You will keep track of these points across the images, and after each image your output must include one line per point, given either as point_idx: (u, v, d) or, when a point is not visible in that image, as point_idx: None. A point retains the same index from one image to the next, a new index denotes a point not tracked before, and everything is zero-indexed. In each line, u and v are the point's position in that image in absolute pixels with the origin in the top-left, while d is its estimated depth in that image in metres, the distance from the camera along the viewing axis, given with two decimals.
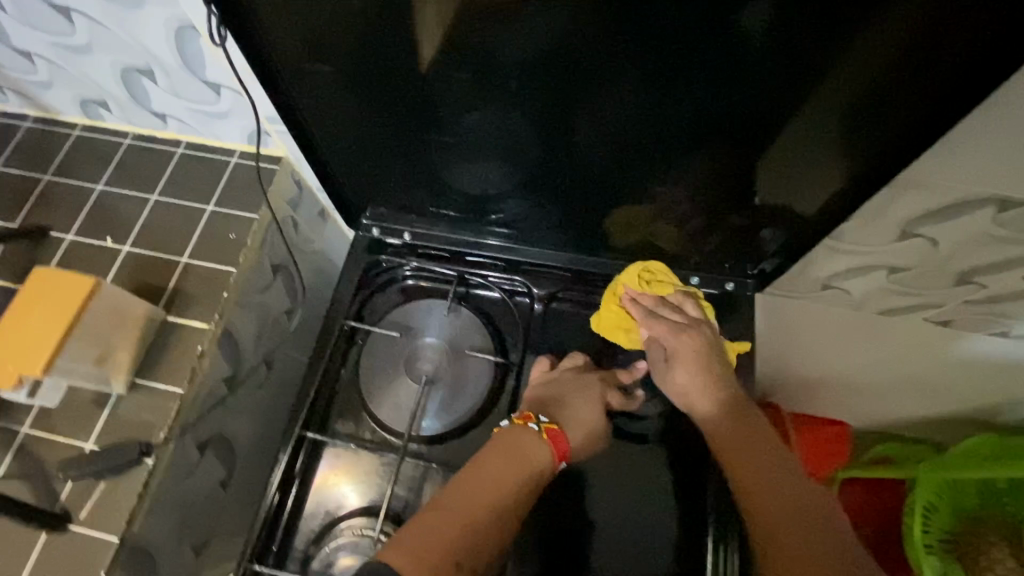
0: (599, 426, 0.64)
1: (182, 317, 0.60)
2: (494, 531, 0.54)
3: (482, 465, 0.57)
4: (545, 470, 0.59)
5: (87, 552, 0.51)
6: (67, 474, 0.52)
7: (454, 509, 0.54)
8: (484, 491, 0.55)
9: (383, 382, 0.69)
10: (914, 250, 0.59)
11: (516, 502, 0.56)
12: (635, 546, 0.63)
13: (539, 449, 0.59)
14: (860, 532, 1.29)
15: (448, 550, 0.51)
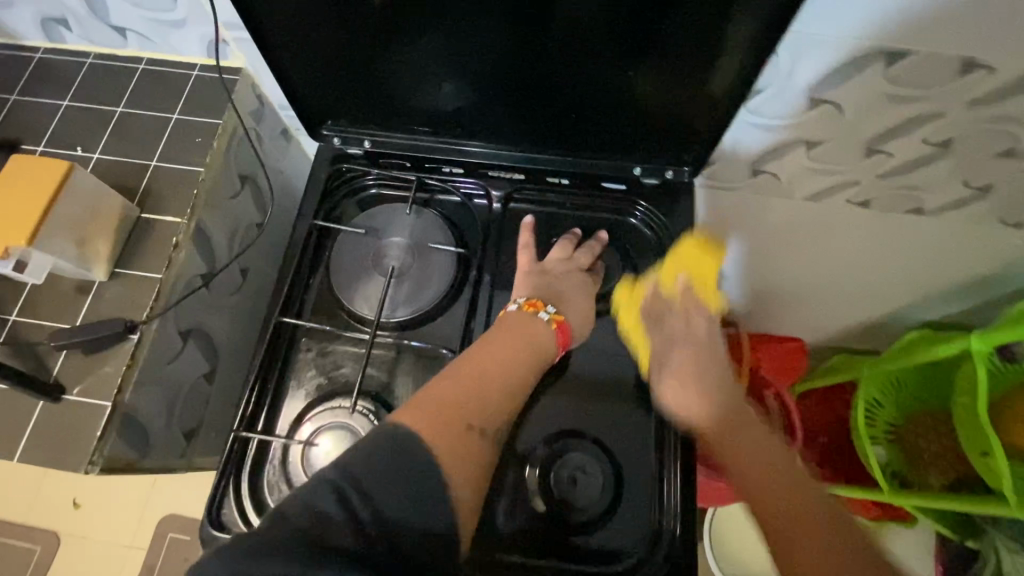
0: (589, 308, 0.70)
1: (155, 214, 0.64)
2: (503, 395, 0.59)
3: (495, 340, 0.63)
4: (549, 348, 0.65)
5: (84, 414, 0.55)
6: (59, 346, 0.56)
7: (469, 373, 0.59)
8: (497, 362, 0.61)
9: (353, 278, 0.73)
10: (822, 118, 0.66)
11: (525, 372, 0.62)
12: (594, 406, 0.69)
13: (546, 333, 0.65)
14: (816, 440, 1.41)
15: (459, 404, 0.55)
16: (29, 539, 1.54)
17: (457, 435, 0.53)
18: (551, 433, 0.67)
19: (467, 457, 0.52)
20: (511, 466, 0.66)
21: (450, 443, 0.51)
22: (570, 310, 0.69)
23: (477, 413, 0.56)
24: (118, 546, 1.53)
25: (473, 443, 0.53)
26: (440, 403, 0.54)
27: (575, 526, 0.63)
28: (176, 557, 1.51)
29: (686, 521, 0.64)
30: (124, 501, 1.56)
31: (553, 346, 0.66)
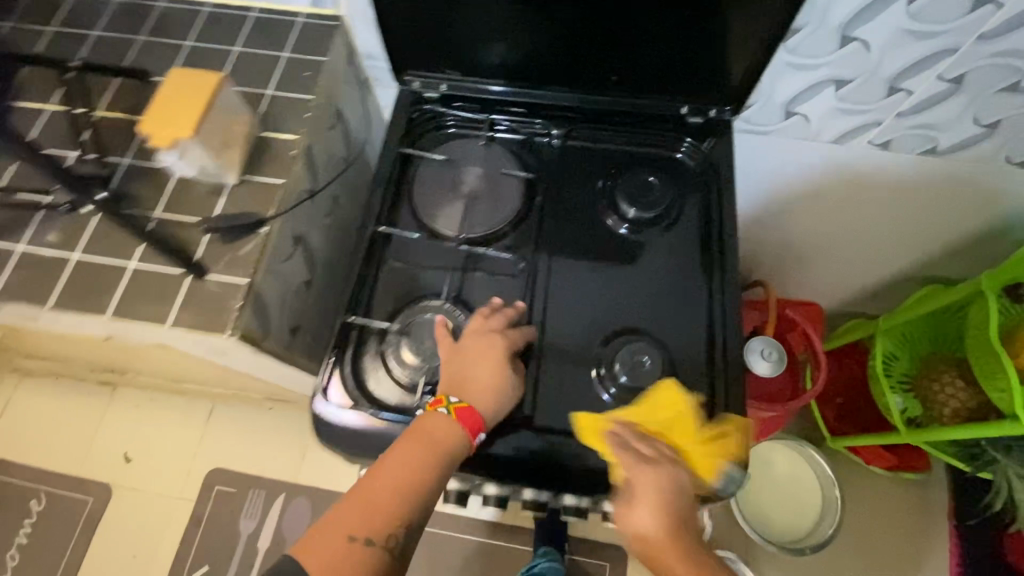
0: (502, 379, 0.70)
1: (274, 132, 0.74)
2: (397, 506, 0.63)
3: (396, 447, 0.65)
4: (452, 439, 0.66)
5: (227, 289, 0.65)
6: (207, 227, 0.66)
7: (361, 489, 0.64)
8: (394, 473, 0.64)
9: (436, 201, 0.82)
10: (851, 57, 0.76)
11: (420, 475, 0.64)
12: (652, 309, 0.78)
13: (448, 429, 0.66)
14: (833, 402, 1.49)
15: (346, 524, 0.62)
16: (83, 490, 1.62)
17: (343, 556, 0.60)
18: (611, 331, 0.77)
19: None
20: (579, 359, 0.75)
21: (336, 567, 0.60)
22: (476, 389, 0.68)
23: (367, 527, 0.62)
24: (167, 498, 1.61)
25: (356, 558, 0.60)
26: (329, 531, 0.61)
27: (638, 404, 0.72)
28: (222, 508, 1.59)
29: (734, 399, 0.72)
30: (173, 456, 1.65)
31: (456, 440, 0.66)
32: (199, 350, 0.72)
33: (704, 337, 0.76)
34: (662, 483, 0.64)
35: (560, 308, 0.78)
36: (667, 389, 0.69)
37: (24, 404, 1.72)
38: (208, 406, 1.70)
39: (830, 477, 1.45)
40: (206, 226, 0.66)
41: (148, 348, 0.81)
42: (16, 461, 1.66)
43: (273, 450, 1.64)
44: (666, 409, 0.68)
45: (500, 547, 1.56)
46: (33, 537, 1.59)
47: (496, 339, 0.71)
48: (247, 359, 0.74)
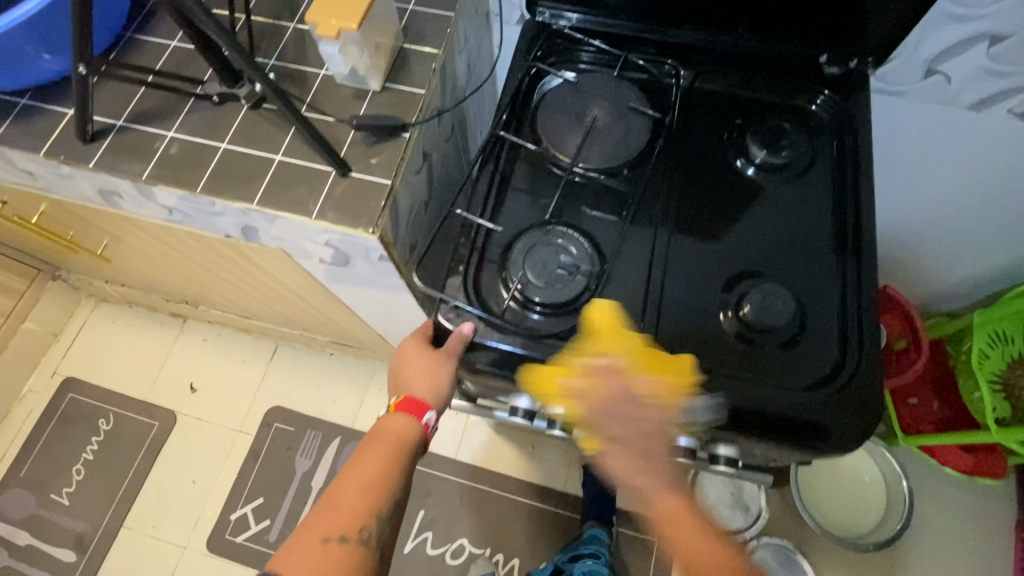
0: (438, 373, 0.72)
1: (416, 45, 0.74)
2: (364, 501, 0.69)
3: (360, 450, 0.73)
4: (411, 430, 0.75)
5: (368, 188, 0.66)
6: (355, 118, 0.67)
7: (327, 497, 0.70)
8: (360, 473, 0.71)
9: (558, 129, 0.81)
10: (1016, 9, 0.74)
11: (384, 469, 0.71)
12: (780, 255, 0.75)
13: (396, 424, 0.75)
14: (907, 402, 1.42)
15: (319, 528, 0.66)
16: (149, 415, 1.68)
17: (320, 559, 0.64)
18: (736, 273, 0.75)
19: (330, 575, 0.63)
20: (704, 298, 0.73)
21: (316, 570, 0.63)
22: (412, 381, 0.74)
23: (339, 527, 0.66)
24: (228, 430, 1.65)
25: (333, 555, 0.64)
26: (304, 540, 0.65)
27: (763, 345, 0.70)
28: (279, 445, 1.62)
29: (871, 350, 0.69)
30: (236, 391, 1.70)
31: (410, 428, 0.75)
32: (326, 253, 0.73)
33: (838, 288, 0.73)
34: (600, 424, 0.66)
35: (683, 246, 0.76)
36: (599, 309, 0.69)
37: (99, 329, 1.80)
38: (272, 347, 1.75)
39: (903, 483, 1.41)
40: (356, 122, 0.67)
41: (265, 254, 0.83)
42: (87, 381, 1.73)
43: (332, 394, 1.68)
44: (612, 334, 0.68)
45: (547, 512, 1.56)
46: (99, 455, 1.65)
47: (416, 337, 0.76)
48: (368, 268, 0.75)
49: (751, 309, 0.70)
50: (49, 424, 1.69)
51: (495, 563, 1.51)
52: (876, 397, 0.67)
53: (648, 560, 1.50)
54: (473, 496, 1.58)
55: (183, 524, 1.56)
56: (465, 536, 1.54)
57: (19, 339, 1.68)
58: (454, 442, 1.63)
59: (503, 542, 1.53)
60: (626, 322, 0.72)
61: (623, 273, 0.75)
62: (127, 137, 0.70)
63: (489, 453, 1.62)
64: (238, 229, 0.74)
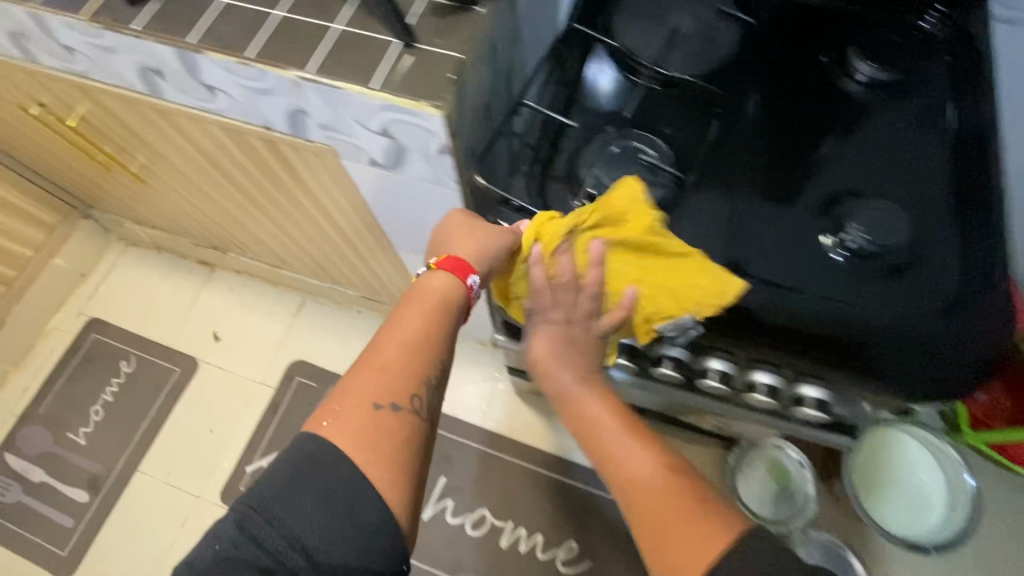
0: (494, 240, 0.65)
1: None
2: (409, 367, 0.59)
3: (400, 308, 0.62)
4: (455, 294, 0.63)
5: (437, 62, 0.59)
6: None
7: (366, 361, 0.60)
8: (402, 336, 0.60)
9: (642, 32, 0.72)
10: None
11: (429, 331, 0.61)
12: (887, 177, 0.66)
13: (440, 283, 0.63)
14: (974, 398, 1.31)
15: (361, 395, 0.57)
16: (171, 360, 1.64)
17: (368, 430, 0.55)
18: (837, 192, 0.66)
19: (383, 445, 0.54)
20: (802, 219, 0.64)
21: (365, 441, 0.54)
22: (463, 244, 0.64)
23: (384, 395, 0.57)
24: (249, 381, 1.61)
25: (382, 424, 0.55)
26: (345, 406, 0.56)
27: (870, 271, 0.61)
28: (301, 399, 1.57)
29: (993, 281, 0.60)
30: (260, 343, 1.65)
31: (452, 291, 0.63)
32: (379, 146, 0.66)
33: (954, 213, 0.64)
34: (555, 340, 0.68)
35: (774, 162, 0.68)
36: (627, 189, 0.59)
37: (127, 272, 1.77)
38: (298, 300, 1.69)
39: (968, 479, 1.31)
40: None
41: (308, 157, 0.77)
42: (112, 323, 1.70)
43: (357, 351, 1.62)
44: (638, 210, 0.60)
45: (576, 489, 1.47)
46: (119, 397, 1.61)
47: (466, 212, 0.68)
48: (423, 168, 0.68)
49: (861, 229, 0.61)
50: (72, 362, 1.66)
51: (516, 538, 1.43)
52: (999, 331, 0.59)
53: None
54: (497, 466, 1.50)
55: (197, 473, 1.52)
56: (487, 506, 1.46)
57: (47, 274, 1.66)
58: (480, 409, 1.55)
59: (526, 516, 1.45)
60: (710, 238, 0.64)
61: (706, 187, 0.67)
62: (176, 3, 0.64)
63: (516, 422, 1.54)
64: (286, 114, 0.68)
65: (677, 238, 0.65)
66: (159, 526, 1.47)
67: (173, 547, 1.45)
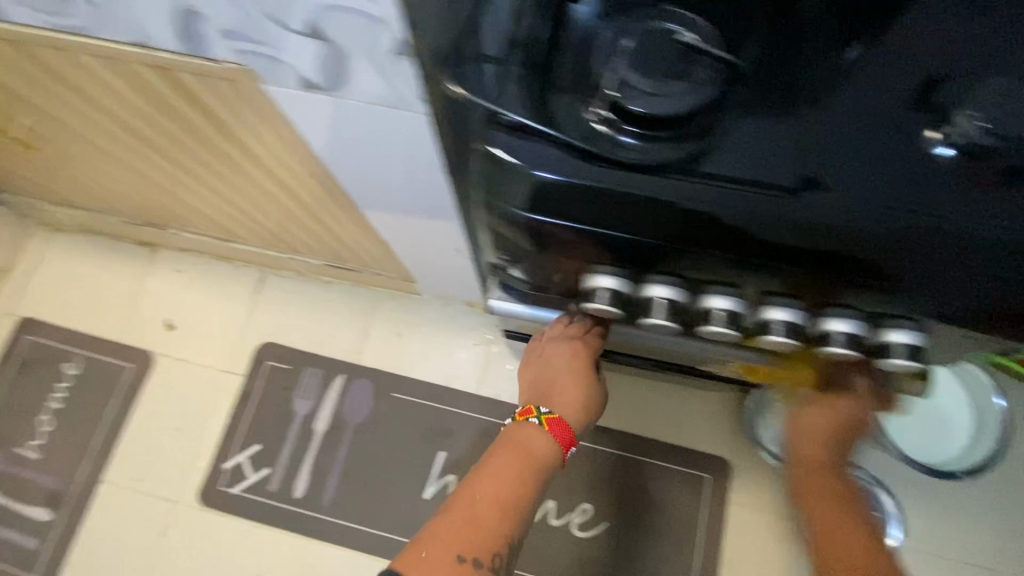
0: (581, 388, 0.80)
1: None
2: (498, 522, 0.71)
3: (499, 459, 0.74)
4: (545, 449, 0.75)
5: None
6: None
7: (462, 508, 0.71)
8: (495, 488, 0.72)
9: None
10: None
11: (523, 498, 0.73)
12: (992, 40, 0.50)
13: (542, 442, 0.76)
14: None
15: (451, 546, 0.68)
16: (123, 356, 1.46)
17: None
18: (936, 77, 0.50)
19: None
20: (885, 116, 0.49)
21: None
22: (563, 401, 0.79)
23: (471, 550, 0.68)
24: (214, 370, 1.44)
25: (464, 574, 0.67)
26: (432, 551, 0.67)
27: (985, 178, 0.47)
28: (275, 385, 1.41)
29: None
30: (221, 327, 1.47)
31: (552, 450, 0.75)
32: (309, 53, 0.48)
33: None
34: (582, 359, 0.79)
35: (842, 43, 0.52)
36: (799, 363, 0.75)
37: (58, 263, 1.55)
38: (257, 276, 1.51)
39: (999, 402, 1.23)
40: None
41: (217, 84, 0.57)
42: (48, 322, 1.50)
43: (332, 326, 1.45)
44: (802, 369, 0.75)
45: (585, 449, 1.38)
46: (68, 403, 1.43)
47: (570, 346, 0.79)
48: (374, 83, 0.50)
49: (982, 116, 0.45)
50: (7, 370, 1.46)
51: None
52: None
53: (699, 497, 1.33)
54: None
55: (171, 475, 1.37)
56: None
57: None
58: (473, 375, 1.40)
59: None
60: (774, 147, 0.49)
61: (761, 79, 0.51)
62: None
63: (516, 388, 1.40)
64: (173, 17, 0.48)
65: (727, 149, 0.48)
66: (137, 538, 1.34)
67: (155, 558, 1.32)
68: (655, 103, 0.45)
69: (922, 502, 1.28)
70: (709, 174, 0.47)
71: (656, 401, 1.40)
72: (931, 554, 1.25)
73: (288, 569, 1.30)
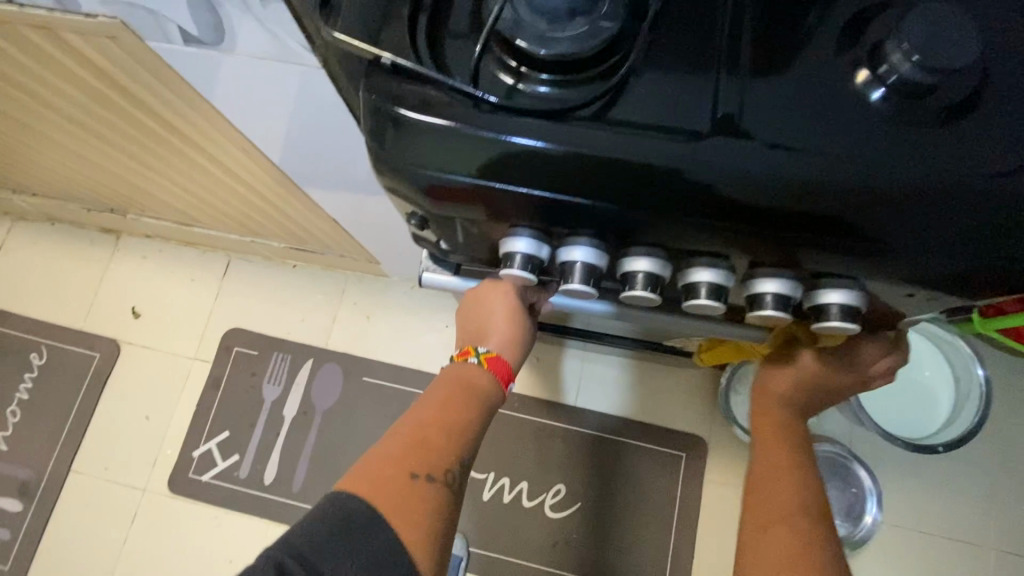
0: (524, 334, 0.66)
1: None
2: (450, 443, 0.59)
3: (434, 388, 0.63)
4: (483, 382, 0.64)
5: None
6: None
7: (410, 428, 0.59)
8: (437, 410, 0.61)
9: None
10: None
11: (475, 420, 0.62)
12: None
13: (481, 375, 0.64)
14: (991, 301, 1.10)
15: (400, 463, 0.56)
16: (87, 345, 1.43)
17: (406, 496, 0.54)
18: (865, 12, 0.46)
19: (417, 512, 0.54)
20: (814, 55, 0.45)
21: (392, 502, 0.54)
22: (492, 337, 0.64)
23: (419, 463, 0.57)
24: (181, 357, 1.42)
25: (414, 499, 0.54)
26: (381, 471, 0.56)
27: (914, 119, 0.44)
28: (242, 371, 1.39)
29: None
30: (187, 314, 1.44)
31: (491, 387, 0.64)
32: (180, 3, 0.46)
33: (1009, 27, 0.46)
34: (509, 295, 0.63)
35: None
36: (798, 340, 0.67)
37: (22, 251, 1.52)
38: (223, 261, 1.48)
39: (979, 372, 1.19)
40: None
41: (104, 45, 0.54)
42: (13, 311, 1.47)
43: (299, 311, 1.43)
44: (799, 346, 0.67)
45: (557, 429, 1.35)
46: (35, 393, 1.42)
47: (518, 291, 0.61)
48: (257, 34, 0.47)
49: (913, 49, 0.41)
50: None
51: (498, 489, 1.33)
52: None
53: (673, 476, 1.31)
54: None
55: (140, 464, 1.36)
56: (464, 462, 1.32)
57: None
58: (442, 358, 1.38)
59: (508, 464, 1.34)
60: (690, 90, 0.44)
61: (679, 18, 0.47)
62: None
63: None
64: None
65: (639, 95, 0.44)
66: (106, 527, 1.33)
67: (125, 546, 1.31)
68: (549, 44, 0.42)
69: (901, 479, 1.25)
70: (616, 121, 0.43)
71: (629, 379, 1.38)
72: (909, 530, 1.22)
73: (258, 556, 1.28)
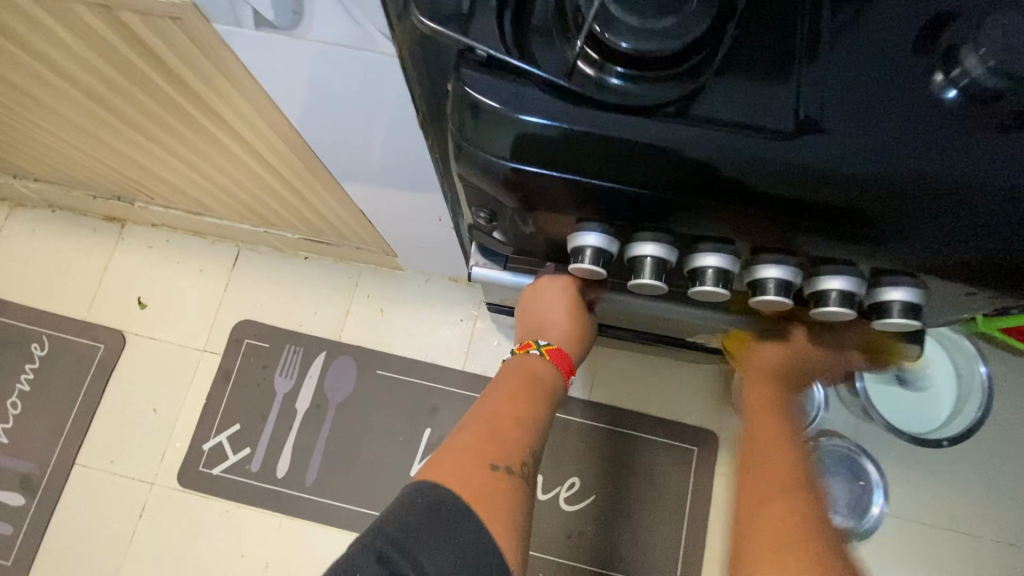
0: (581, 326, 0.68)
1: None
2: (523, 435, 0.61)
3: (501, 380, 0.65)
4: (546, 372, 0.67)
5: None
6: None
7: (482, 422, 0.61)
8: (507, 403, 0.63)
9: None
10: None
11: (543, 411, 0.64)
12: None
13: (542, 367, 0.67)
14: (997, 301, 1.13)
15: (478, 453, 0.57)
16: (91, 336, 1.40)
17: (489, 486, 0.55)
18: (939, 18, 0.47)
19: (502, 502, 0.55)
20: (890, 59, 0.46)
21: (476, 492, 0.54)
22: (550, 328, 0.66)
23: (497, 453, 0.58)
24: (189, 349, 1.39)
25: (496, 490, 0.55)
26: (461, 463, 0.56)
27: (989, 122, 0.44)
28: (253, 363, 1.37)
29: None
30: (195, 305, 1.42)
31: (554, 376, 0.68)
32: None
33: None
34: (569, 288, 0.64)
35: None
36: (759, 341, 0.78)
37: (20, 239, 1.48)
38: (232, 252, 1.45)
39: (983, 369, 1.24)
40: None
41: (165, 26, 0.53)
42: (13, 301, 1.43)
43: (312, 304, 1.41)
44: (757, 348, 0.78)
45: (572, 424, 1.36)
46: (36, 386, 1.38)
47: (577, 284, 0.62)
48: (335, 19, 0.47)
49: (991, 54, 0.42)
50: None
51: None
52: None
53: (686, 470, 1.33)
54: None
55: (148, 457, 1.33)
56: None
57: None
58: (458, 352, 1.37)
59: None
60: (772, 89, 0.45)
61: (758, 19, 0.47)
62: None
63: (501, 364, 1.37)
64: None
65: (723, 94, 0.45)
66: (114, 521, 1.30)
67: (134, 541, 1.29)
68: (633, 35, 0.42)
69: (904, 472, 1.29)
70: (703, 118, 0.44)
71: (643, 373, 1.39)
72: (913, 522, 1.26)
73: (271, 549, 1.27)
